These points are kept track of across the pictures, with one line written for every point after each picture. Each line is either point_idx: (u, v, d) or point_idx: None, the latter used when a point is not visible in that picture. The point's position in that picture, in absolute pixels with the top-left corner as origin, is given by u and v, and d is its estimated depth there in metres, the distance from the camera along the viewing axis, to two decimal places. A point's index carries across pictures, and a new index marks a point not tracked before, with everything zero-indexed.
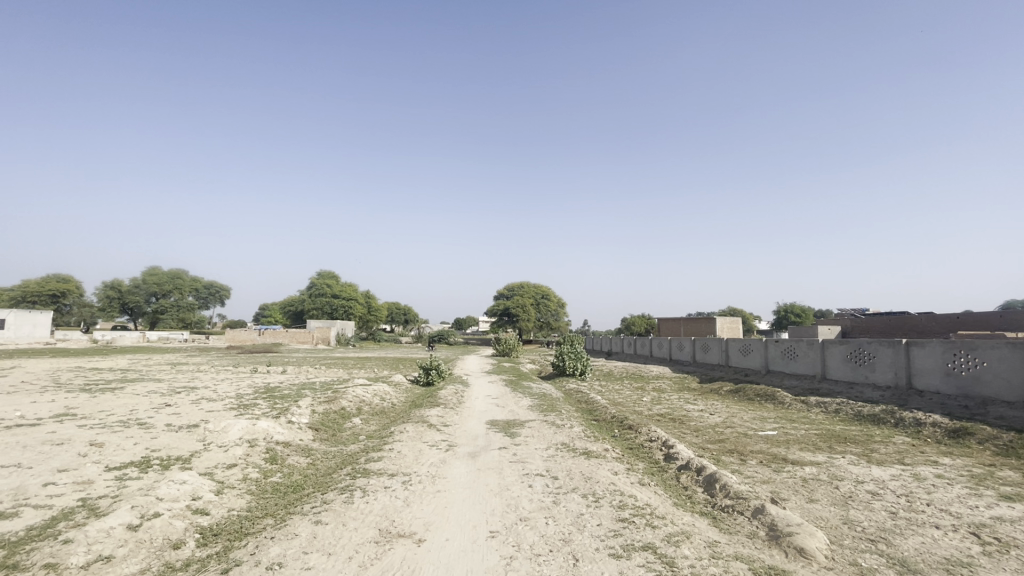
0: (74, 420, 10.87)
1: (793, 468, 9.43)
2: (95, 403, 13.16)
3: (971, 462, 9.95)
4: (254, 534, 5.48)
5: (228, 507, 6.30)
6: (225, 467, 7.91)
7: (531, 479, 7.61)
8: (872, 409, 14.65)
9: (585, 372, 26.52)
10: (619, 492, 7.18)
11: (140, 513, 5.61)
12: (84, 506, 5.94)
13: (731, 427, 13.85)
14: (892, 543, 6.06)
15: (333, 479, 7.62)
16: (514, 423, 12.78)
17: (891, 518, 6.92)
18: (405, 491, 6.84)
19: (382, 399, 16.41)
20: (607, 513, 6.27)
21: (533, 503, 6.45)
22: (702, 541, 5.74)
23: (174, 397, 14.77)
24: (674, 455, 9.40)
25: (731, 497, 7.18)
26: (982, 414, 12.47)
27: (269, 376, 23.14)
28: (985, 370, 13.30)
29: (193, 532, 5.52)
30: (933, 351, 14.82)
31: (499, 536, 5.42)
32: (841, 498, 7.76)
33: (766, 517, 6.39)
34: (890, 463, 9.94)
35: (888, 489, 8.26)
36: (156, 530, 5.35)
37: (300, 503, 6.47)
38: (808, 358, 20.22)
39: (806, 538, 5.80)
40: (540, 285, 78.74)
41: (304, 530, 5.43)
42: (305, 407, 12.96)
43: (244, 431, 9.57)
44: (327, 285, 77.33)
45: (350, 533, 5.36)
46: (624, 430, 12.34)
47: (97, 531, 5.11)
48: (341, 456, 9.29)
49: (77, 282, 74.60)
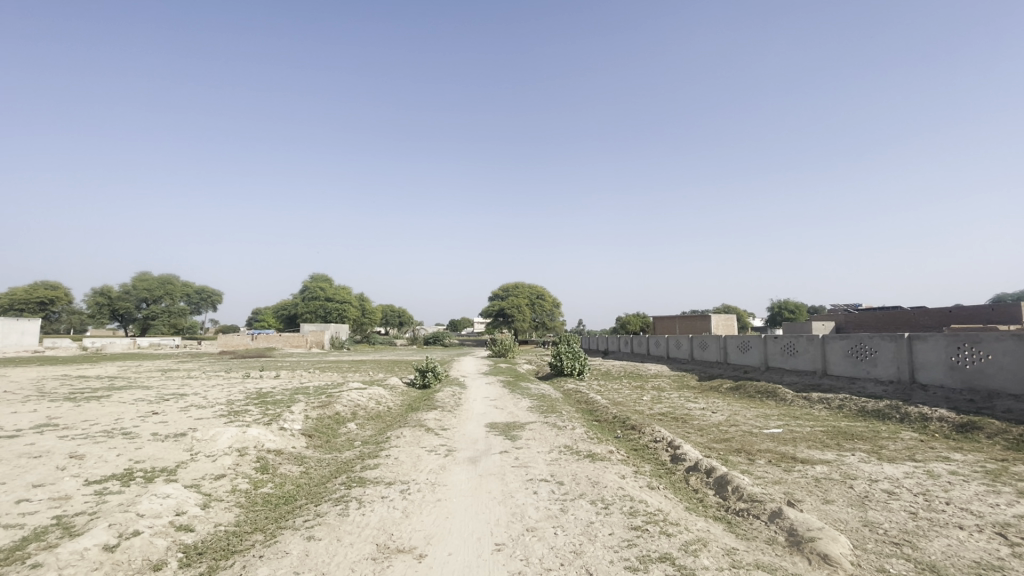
0: (55, 431, 10.39)
1: (804, 468, 9.13)
2: (80, 412, 12.69)
3: (983, 458, 9.72)
4: (241, 552, 5.09)
5: (215, 522, 5.92)
6: (213, 478, 7.51)
7: (536, 486, 7.24)
8: (876, 405, 14.41)
9: (582, 372, 26.19)
10: (629, 498, 6.83)
11: (118, 532, 5.20)
12: (57, 525, 5.52)
13: (735, 425, 13.55)
14: (917, 546, 5.78)
15: (327, 489, 7.23)
16: (514, 425, 12.44)
17: (912, 518, 6.65)
18: (404, 501, 6.48)
19: (378, 403, 16.01)
20: (618, 521, 5.93)
21: (540, 512, 6.11)
22: (719, 548, 5.42)
23: (163, 404, 14.31)
24: (680, 456, 9.10)
25: (745, 500, 6.86)
26: (989, 408, 12.24)
27: (262, 380, 22.62)
28: (990, 364, 13.11)
29: (176, 552, 5.13)
30: (937, 345, 14.60)
31: (505, 549, 5.07)
32: (857, 498, 7.47)
33: (785, 522, 6.08)
34: (901, 461, 9.68)
35: (904, 488, 8.00)
36: (135, 550, 4.95)
37: (291, 516, 6.08)
38: (809, 353, 19.98)
39: (830, 543, 5.48)
40: (535, 286, 78.65)
41: (295, 548, 5.05)
42: (298, 413, 12.54)
43: (233, 439, 9.16)
44: (320, 288, 76.65)
45: (346, 550, 4.98)
46: (627, 430, 12.01)
47: (69, 554, 4.69)
48: (336, 463, 8.92)
49: (63, 288, 73.21)
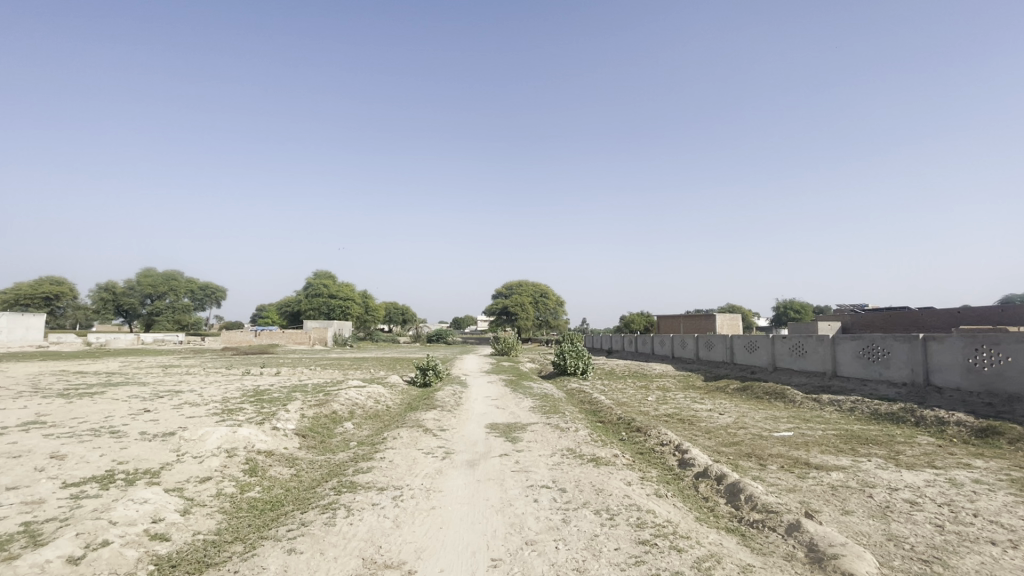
0: (41, 429, 10.10)
1: (818, 474, 8.69)
2: (70, 409, 12.38)
3: (1007, 465, 9.24)
4: (216, 566, 4.71)
5: (193, 530, 5.56)
6: (197, 481, 7.15)
7: (537, 493, 6.83)
8: (890, 408, 13.92)
9: (586, 371, 25.78)
10: (636, 507, 6.40)
11: (85, 542, 4.83)
12: (24, 534, 5.15)
13: (744, 427, 13.12)
14: (948, 564, 5.33)
15: (316, 494, 6.84)
16: (515, 427, 12.01)
17: (939, 532, 6.19)
18: (396, 510, 6.08)
19: (377, 402, 15.65)
20: (624, 534, 5.52)
21: (540, 523, 5.71)
22: (734, 565, 5.01)
23: (156, 402, 13.94)
24: (689, 461, 8.65)
25: (760, 511, 6.42)
26: (1009, 412, 11.74)
27: (261, 378, 22.27)
28: (1011, 366, 12.56)
29: (147, 564, 4.77)
30: (954, 346, 14.05)
31: (502, 566, 4.68)
32: (878, 508, 7.04)
33: (805, 536, 5.66)
34: (921, 467, 9.21)
35: (927, 497, 7.54)
36: (102, 563, 4.58)
37: (275, 524, 5.72)
38: (818, 354, 19.43)
39: (854, 561, 5.04)
40: (540, 284, 78.61)
41: (274, 563, 4.65)
42: (294, 412, 12.19)
43: (222, 439, 8.80)
44: (324, 285, 76.86)
45: (329, 564, 4.59)
46: (632, 432, 11.60)
47: (28, 567, 4.31)
48: (328, 466, 8.52)
49: (69, 283, 73.50)
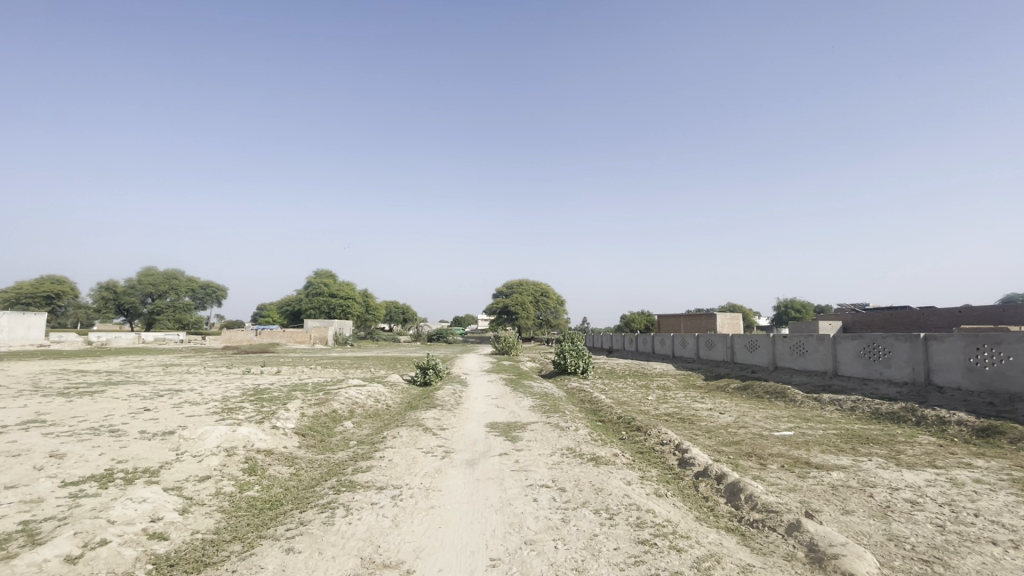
0: (41, 427, 10.09)
1: (819, 474, 8.67)
2: (70, 408, 12.39)
3: (1008, 465, 9.21)
4: (214, 565, 4.71)
5: (192, 529, 5.55)
6: (197, 480, 7.15)
7: (537, 493, 6.81)
8: (890, 408, 13.89)
9: (586, 370, 25.77)
10: (636, 506, 6.39)
11: (83, 541, 4.82)
12: (22, 533, 5.15)
13: (744, 427, 13.09)
14: (949, 564, 5.31)
15: (315, 493, 6.83)
16: (515, 426, 11.99)
17: (939, 532, 6.17)
18: (395, 509, 6.07)
19: (377, 401, 15.64)
20: (624, 533, 5.50)
21: (539, 523, 5.69)
22: (734, 565, 4.99)
23: (156, 401, 13.93)
24: (690, 461, 8.63)
25: (760, 511, 6.40)
26: (1011, 412, 11.70)
27: (261, 377, 22.24)
28: (1012, 366, 12.53)
29: (145, 563, 4.76)
30: (955, 346, 14.02)
31: (501, 565, 4.66)
32: (879, 508, 7.02)
33: (805, 535, 5.64)
34: (922, 467, 9.19)
35: (927, 497, 7.51)
36: (100, 561, 4.57)
37: (273, 523, 5.71)
38: (819, 353, 19.40)
39: (854, 561, 5.01)
40: (540, 283, 78.65)
41: (272, 562, 4.64)
42: (294, 411, 12.18)
43: (222, 438, 8.78)
44: (325, 284, 76.96)
45: (326, 564, 4.58)
46: (632, 431, 11.58)
47: (26, 566, 4.30)
48: (327, 465, 8.51)
49: (70, 282, 73.55)
